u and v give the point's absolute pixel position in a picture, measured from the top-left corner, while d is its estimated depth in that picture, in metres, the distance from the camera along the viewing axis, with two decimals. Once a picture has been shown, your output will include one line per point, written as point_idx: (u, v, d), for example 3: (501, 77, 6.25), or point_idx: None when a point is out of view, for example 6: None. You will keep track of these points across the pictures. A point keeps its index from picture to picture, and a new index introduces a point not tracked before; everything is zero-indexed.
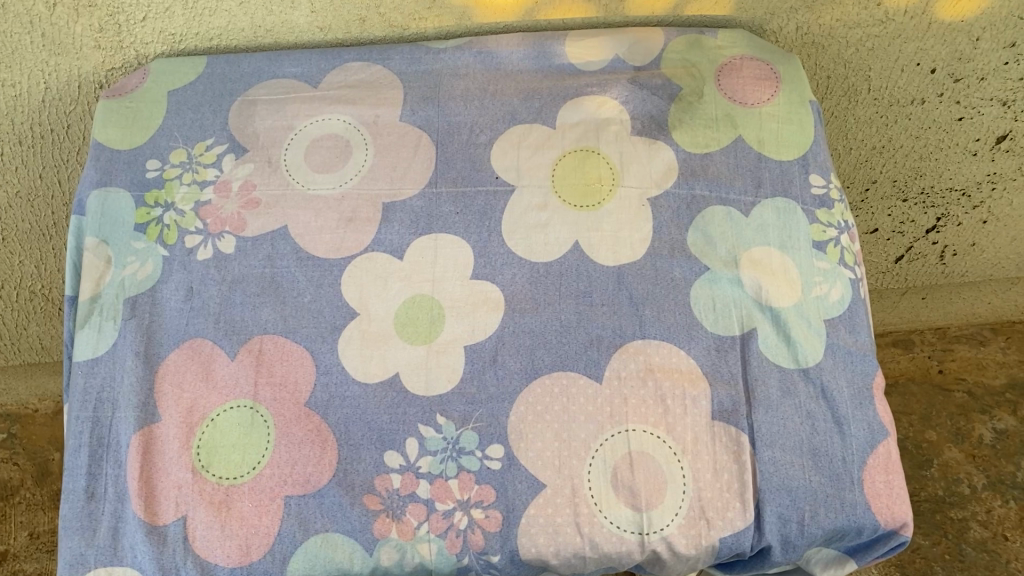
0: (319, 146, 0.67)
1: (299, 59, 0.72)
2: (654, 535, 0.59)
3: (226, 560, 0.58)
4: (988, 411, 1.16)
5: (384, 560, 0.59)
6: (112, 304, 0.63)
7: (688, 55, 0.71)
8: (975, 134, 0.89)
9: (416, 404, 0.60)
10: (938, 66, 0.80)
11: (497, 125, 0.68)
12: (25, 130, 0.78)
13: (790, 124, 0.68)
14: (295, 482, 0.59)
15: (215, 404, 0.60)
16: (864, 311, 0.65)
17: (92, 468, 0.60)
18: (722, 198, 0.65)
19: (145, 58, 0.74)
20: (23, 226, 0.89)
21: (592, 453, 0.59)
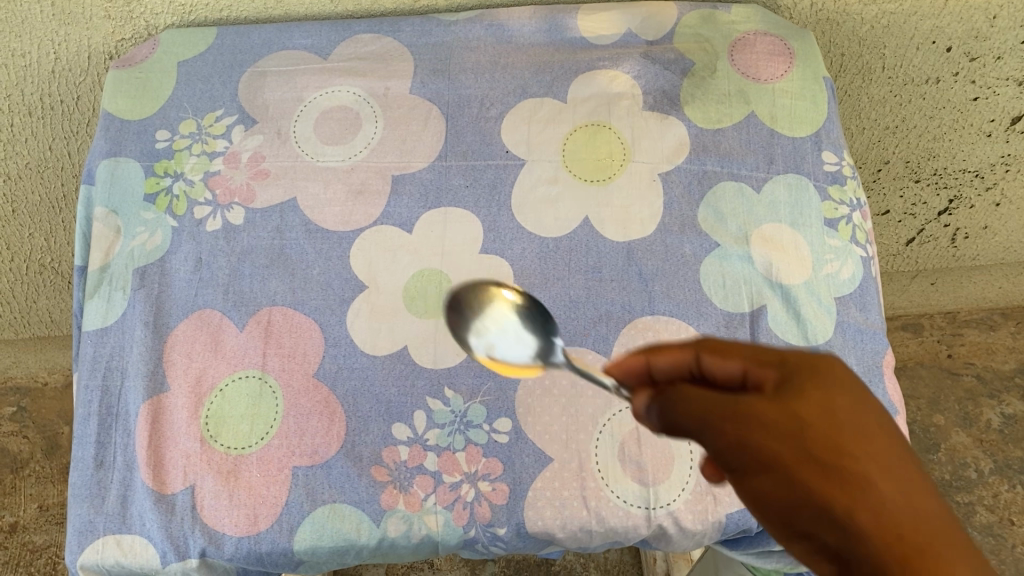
0: (329, 118, 0.67)
1: (309, 31, 0.71)
2: (661, 510, 0.58)
3: (234, 530, 0.57)
4: (996, 395, 1.16)
5: (391, 532, 0.58)
6: (121, 274, 0.64)
7: (701, 30, 0.70)
8: (990, 115, 0.88)
9: (424, 377, 0.60)
10: (953, 45, 0.79)
11: (509, 98, 0.67)
12: (35, 101, 0.78)
13: (804, 101, 0.67)
14: (303, 453, 0.58)
15: (223, 374, 0.60)
16: (875, 290, 0.65)
17: (101, 437, 0.60)
18: (733, 174, 0.65)
19: (154, 29, 0.74)
20: (32, 198, 0.89)
21: (600, 428, 0.59)
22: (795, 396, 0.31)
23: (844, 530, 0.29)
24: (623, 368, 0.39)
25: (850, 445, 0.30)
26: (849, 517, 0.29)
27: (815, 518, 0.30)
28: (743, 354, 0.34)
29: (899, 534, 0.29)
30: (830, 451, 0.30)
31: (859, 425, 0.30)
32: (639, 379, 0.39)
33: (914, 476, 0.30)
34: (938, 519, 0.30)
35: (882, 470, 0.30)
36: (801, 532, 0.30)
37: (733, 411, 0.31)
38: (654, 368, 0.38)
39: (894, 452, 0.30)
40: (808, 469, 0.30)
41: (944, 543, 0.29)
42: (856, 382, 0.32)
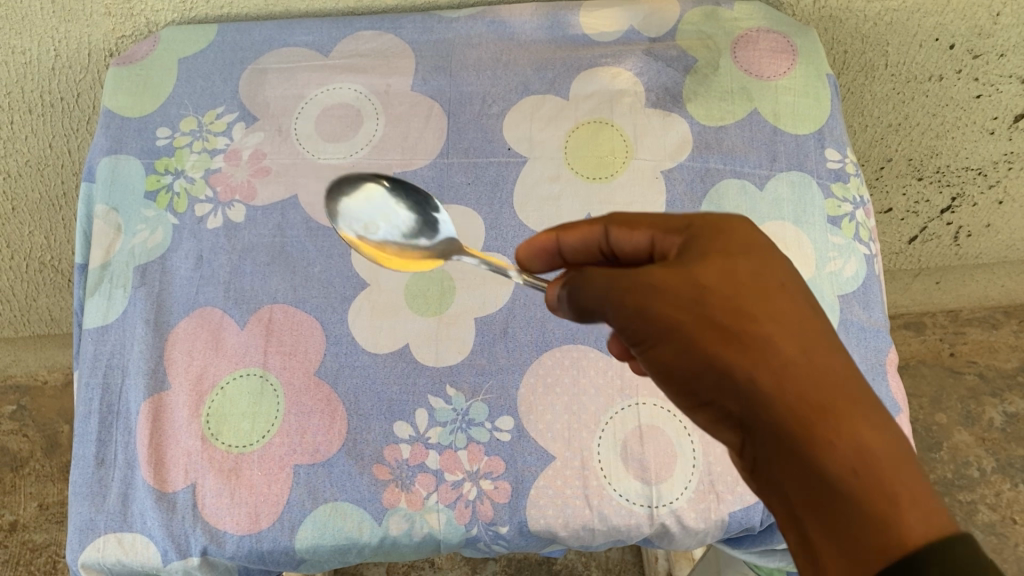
0: (329, 115, 0.67)
1: (310, 27, 0.71)
2: (664, 509, 0.57)
3: (236, 528, 0.57)
4: (999, 394, 1.15)
5: (393, 530, 0.57)
6: (121, 271, 0.63)
7: (704, 27, 0.69)
8: (993, 112, 0.87)
9: (426, 375, 0.60)
10: (956, 42, 0.79)
11: (511, 95, 0.67)
12: (35, 98, 0.78)
13: (807, 98, 0.67)
14: (305, 451, 0.58)
15: (224, 372, 0.60)
16: (878, 288, 0.64)
17: (101, 435, 0.60)
18: (736, 171, 0.65)
19: (155, 26, 0.73)
20: (32, 196, 0.88)
21: (602, 426, 0.59)
22: (695, 268, 0.36)
23: (743, 388, 0.34)
24: (534, 248, 0.47)
25: (744, 308, 0.35)
26: (746, 375, 0.34)
27: (718, 381, 0.34)
28: (647, 225, 0.41)
29: (795, 390, 0.33)
30: (723, 315, 0.35)
31: (757, 290, 0.35)
32: (550, 255, 0.47)
33: (811, 333, 0.34)
34: (841, 376, 0.33)
35: (779, 331, 0.34)
36: (707, 395, 0.35)
37: (635, 283, 0.36)
38: (565, 242, 0.45)
39: (791, 314, 0.35)
40: (701, 331, 0.35)
41: (850, 400, 0.33)
42: (762, 253, 0.37)
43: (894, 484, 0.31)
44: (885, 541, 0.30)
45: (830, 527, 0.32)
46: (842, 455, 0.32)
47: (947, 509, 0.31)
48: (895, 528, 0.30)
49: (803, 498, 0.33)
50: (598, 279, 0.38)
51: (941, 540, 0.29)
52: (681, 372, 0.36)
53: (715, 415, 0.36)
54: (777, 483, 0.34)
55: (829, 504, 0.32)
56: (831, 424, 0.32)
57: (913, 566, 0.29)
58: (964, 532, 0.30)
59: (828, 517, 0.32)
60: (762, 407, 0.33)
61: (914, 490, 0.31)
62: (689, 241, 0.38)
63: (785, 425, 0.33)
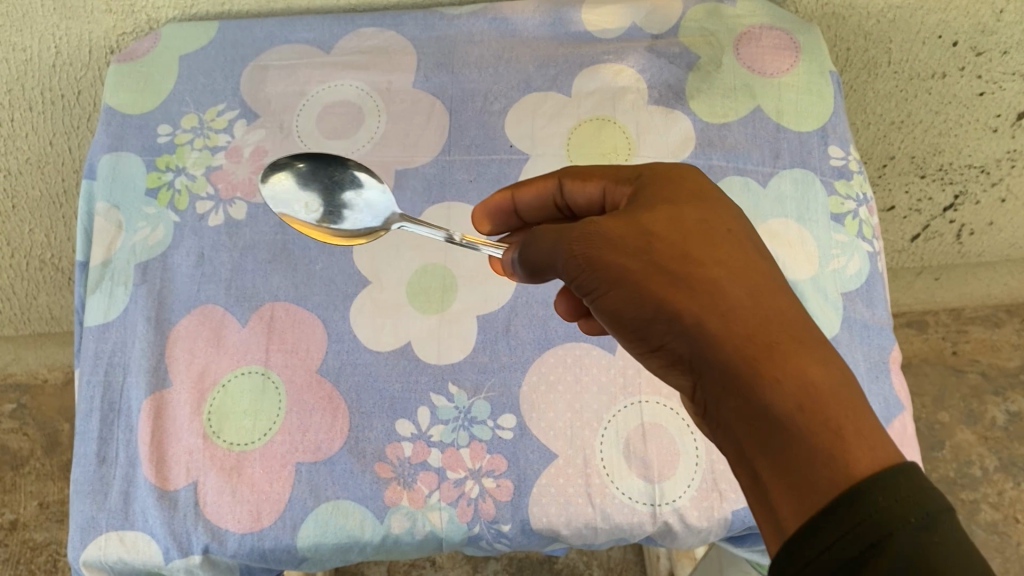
0: (331, 113, 0.67)
1: (312, 24, 0.70)
2: (666, 507, 0.57)
3: (237, 526, 0.57)
4: (1002, 393, 1.15)
5: (394, 528, 0.57)
6: (122, 269, 0.63)
7: (707, 24, 0.69)
8: (996, 110, 0.87)
9: (428, 372, 0.60)
10: (960, 39, 0.79)
11: (513, 92, 0.67)
12: (35, 96, 0.78)
13: (811, 95, 0.67)
14: (307, 449, 0.58)
15: (225, 370, 0.60)
16: (882, 285, 0.64)
17: (102, 432, 0.60)
18: (738, 168, 0.64)
19: (156, 23, 0.73)
20: (33, 193, 0.88)
21: (604, 424, 0.59)
22: (648, 222, 0.42)
23: (689, 328, 0.38)
24: (492, 206, 0.55)
25: (694, 258, 0.40)
26: (692, 315, 0.38)
27: (669, 322, 0.39)
28: (595, 179, 0.49)
29: (737, 327, 0.37)
30: (673, 262, 0.40)
31: (706, 241, 0.40)
32: (508, 210, 0.55)
33: (753, 276, 0.39)
34: (783, 318, 0.37)
35: (727, 279, 0.39)
36: (661, 338, 0.40)
37: (596, 238, 0.42)
38: (528, 196, 0.53)
39: (742, 266, 0.39)
40: (650, 277, 0.40)
41: (793, 339, 0.36)
42: (718, 217, 0.42)
43: (836, 417, 0.33)
44: (833, 474, 0.32)
45: (776, 462, 0.34)
46: (790, 388, 0.34)
47: (893, 443, 0.33)
48: (843, 460, 0.32)
49: (748, 434, 0.35)
50: (563, 236, 0.43)
51: (879, 474, 0.31)
52: (637, 316, 0.40)
53: (669, 358, 0.40)
54: (725, 422, 0.36)
55: (775, 437, 0.34)
56: (777, 361, 0.35)
57: (858, 497, 0.31)
58: (909, 463, 0.32)
59: (774, 450, 0.34)
60: (706, 345, 0.37)
61: (859, 423, 0.33)
62: (645, 194, 0.44)
63: (731, 361, 0.36)
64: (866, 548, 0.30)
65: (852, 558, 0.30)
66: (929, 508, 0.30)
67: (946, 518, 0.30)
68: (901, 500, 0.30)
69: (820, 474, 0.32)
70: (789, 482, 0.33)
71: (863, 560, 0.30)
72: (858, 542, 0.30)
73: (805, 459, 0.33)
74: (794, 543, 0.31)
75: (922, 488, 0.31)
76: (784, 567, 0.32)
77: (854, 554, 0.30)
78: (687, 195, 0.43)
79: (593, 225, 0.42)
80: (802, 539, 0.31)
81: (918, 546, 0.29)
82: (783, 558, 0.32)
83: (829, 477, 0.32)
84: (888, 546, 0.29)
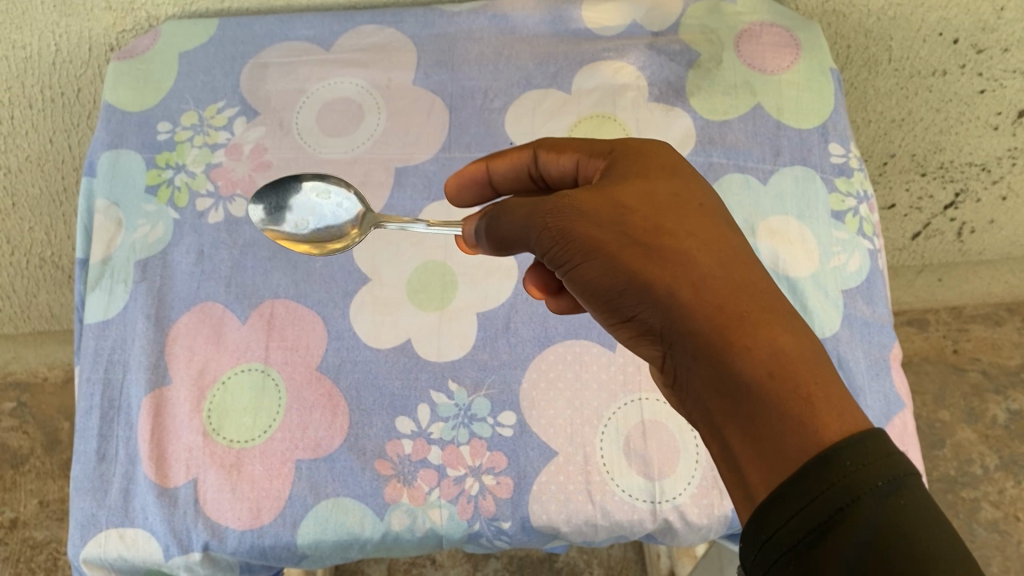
0: (331, 110, 0.67)
1: (312, 22, 0.70)
2: (666, 504, 0.57)
3: (237, 524, 0.57)
4: (1002, 391, 1.15)
5: (394, 525, 0.57)
6: (122, 266, 0.63)
7: (707, 21, 0.69)
8: (996, 108, 0.87)
9: (428, 370, 0.60)
10: (960, 37, 0.78)
11: (513, 89, 0.67)
12: (35, 93, 0.78)
13: (811, 92, 0.67)
14: (307, 446, 0.58)
15: (225, 367, 0.60)
16: (882, 283, 0.64)
17: (102, 430, 0.60)
18: (739, 165, 0.64)
19: (155, 20, 0.73)
20: (33, 191, 0.88)
21: (604, 421, 0.58)
22: (620, 194, 0.42)
23: (660, 299, 0.38)
24: (464, 177, 0.53)
25: (665, 230, 0.40)
26: (664, 285, 0.38)
27: (641, 293, 0.39)
28: (570, 152, 0.47)
29: (707, 298, 0.37)
30: (645, 234, 0.40)
31: (676, 214, 0.41)
32: (479, 183, 0.53)
33: (722, 249, 0.39)
34: (753, 288, 0.37)
35: (698, 251, 0.39)
36: (632, 309, 0.40)
37: (569, 211, 0.42)
38: (499, 170, 0.51)
39: (712, 238, 0.40)
40: (623, 248, 0.40)
41: (762, 310, 0.36)
42: (689, 191, 0.42)
43: (804, 384, 0.34)
44: (802, 440, 0.32)
45: (745, 430, 0.34)
46: (760, 355, 0.34)
47: (860, 410, 0.33)
48: (813, 427, 0.32)
49: (718, 402, 0.36)
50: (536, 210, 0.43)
51: (847, 440, 0.31)
52: (608, 288, 0.41)
53: (640, 329, 0.40)
54: (696, 392, 0.37)
55: (744, 406, 0.34)
56: (746, 331, 0.35)
57: (826, 462, 0.31)
58: (876, 428, 0.32)
59: (744, 418, 0.34)
60: (677, 315, 0.37)
61: (828, 390, 0.34)
62: (617, 166, 0.44)
63: (701, 331, 0.36)
64: (834, 513, 0.30)
65: (820, 523, 0.30)
66: (897, 472, 0.31)
67: (914, 481, 0.31)
68: (869, 464, 0.31)
69: (789, 440, 0.33)
70: (759, 449, 0.34)
71: (831, 524, 0.30)
72: (826, 508, 0.30)
73: (775, 426, 0.33)
74: (764, 509, 0.32)
75: (890, 452, 0.31)
76: (756, 534, 0.32)
77: (821, 519, 0.30)
78: (659, 169, 0.43)
79: (566, 198, 0.42)
80: (772, 504, 0.32)
81: (884, 510, 0.30)
82: (757, 522, 0.32)
83: (798, 444, 0.32)
84: (854, 511, 0.30)
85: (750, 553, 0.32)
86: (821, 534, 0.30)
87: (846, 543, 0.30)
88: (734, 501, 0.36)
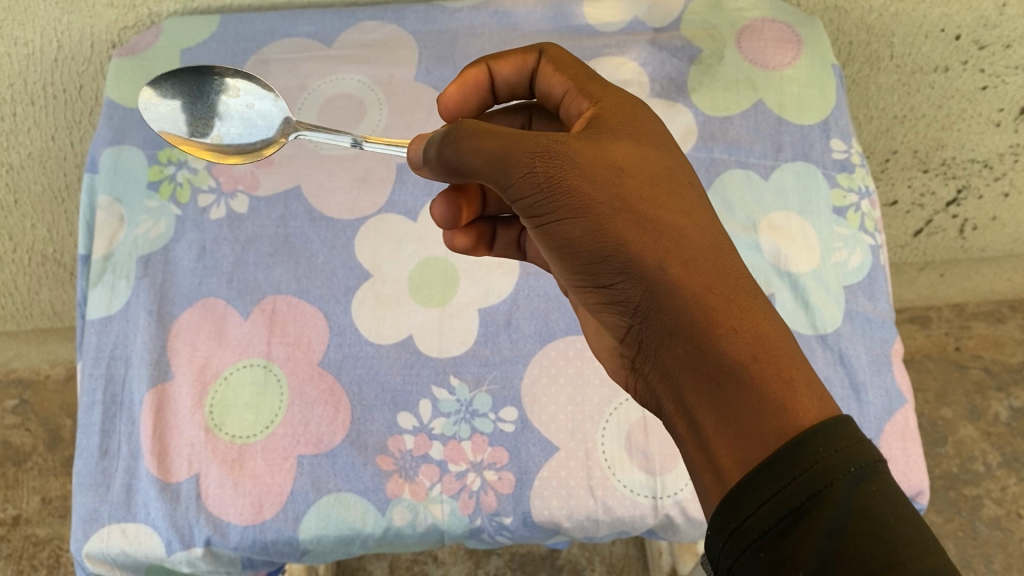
0: (333, 106, 0.67)
1: (314, 18, 0.71)
2: (668, 500, 0.57)
3: (239, 519, 0.57)
4: (1005, 388, 1.15)
5: (396, 521, 0.57)
6: (125, 262, 0.63)
7: (708, 17, 0.69)
8: (999, 104, 0.86)
9: (429, 365, 0.60)
10: (962, 33, 0.78)
11: None
12: (38, 91, 0.78)
13: (813, 88, 0.67)
14: (308, 442, 0.58)
15: (228, 362, 0.60)
16: (884, 278, 0.64)
17: (105, 425, 0.60)
18: (741, 161, 0.65)
19: (157, 17, 0.74)
20: (34, 188, 0.88)
21: (606, 417, 0.58)
22: (616, 159, 0.41)
23: (648, 272, 0.39)
24: (467, 83, 0.54)
25: (658, 203, 0.40)
26: (655, 259, 0.39)
27: (628, 263, 0.39)
28: (566, 74, 0.49)
29: (697, 279, 0.38)
30: (639, 205, 0.40)
31: (668, 190, 0.41)
32: (483, 89, 0.54)
33: (709, 232, 0.40)
34: (738, 274, 0.39)
35: (691, 231, 0.40)
36: (614, 277, 0.40)
37: (564, 162, 0.40)
38: (497, 74, 0.53)
39: (699, 219, 0.41)
40: (616, 215, 0.40)
41: (748, 296, 0.38)
42: (678, 168, 0.43)
43: (787, 369, 0.35)
44: (781, 424, 0.34)
45: (722, 408, 0.35)
46: (748, 340, 0.36)
47: (830, 397, 0.35)
48: (791, 412, 0.34)
49: (692, 378, 0.37)
50: (515, 150, 0.41)
51: (823, 424, 0.33)
52: (591, 251, 0.40)
53: (615, 297, 0.41)
54: (669, 365, 0.38)
55: (727, 384, 0.35)
56: (735, 316, 0.37)
57: (802, 446, 0.33)
58: (845, 415, 0.34)
59: (720, 395, 0.35)
60: (663, 291, 0.38)
61: (808, 376, 0.35)
62: (606, 126, 0.44)
63: (689, 310, 0.37)
64: (809, 497, 0.32)
65: (794, 508, 0.32)
66: (867, 458, 0.33)
67: (881, 469, 0.33)
68: (841, 450, 0.32)
69: (769, 424, 0.34)
70: (735, 430, 0.35)
71: (805, 509, 0.32)
72: (801, 492, 0.32)
73: (756, 406, 0.34)
74: (737, 496, 0.33)
75: (858, 439, 0.33)
76: (727, 520, 0.33)
77: (795, 505, 0.32)
78: (649, 141, 0.44)
79: (556, 145, 0.41)
80: (745, 489, 0.33)
81: (856, 495, 0.32)
82: (727, 511, 0.34)
83: (777, 427, 0.34)
84: (828, 496, 0.32)
85: (719, 538, 0.34)
86: (795, 519, 0.32)
87: (820, 529, 0.31)
88: (692, 475, 0.38)
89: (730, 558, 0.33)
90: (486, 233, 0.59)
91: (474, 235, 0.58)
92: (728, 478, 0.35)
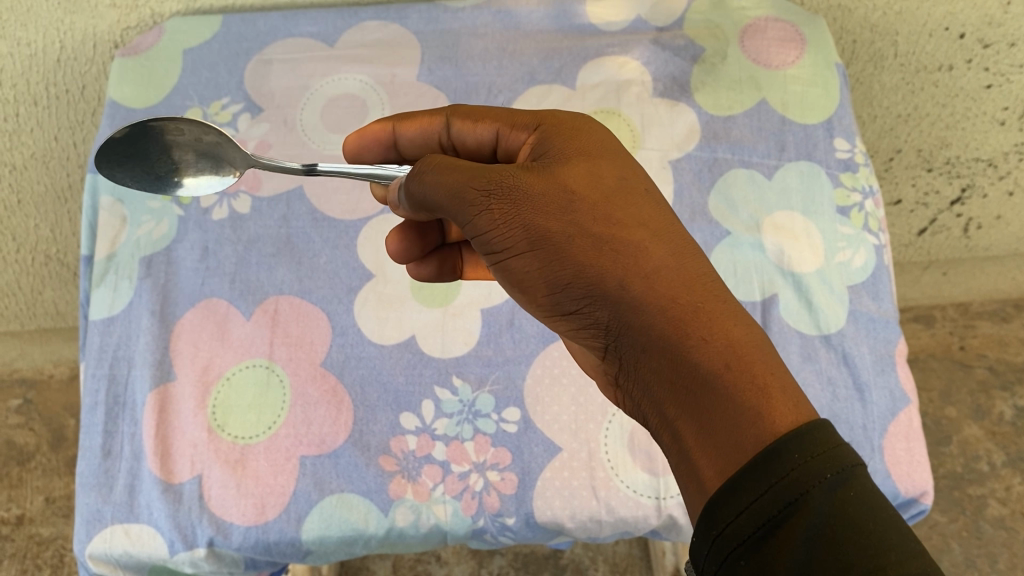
0: (335, 107, 0.67)
1: (316, 18, 0.70)
2: (671, 500, 0.57)
3: (241, 520, 0.57)
4: (1009, 388, 1.15)
5: (399, 521, 0.57)
6: (128, 262, 0.63)
7: (711, 16, 0.69)
8: (1003, 103, 0.86)
9: (432, 366, 0.60)
10: (967, 31, 0.78)
11: (517, 85, 0.67)
12: (40, 91, 0.78)
13: (816, 87, 0.66)
14: (311, 442, 0.58)
15: (230, 363, 0.60)
16: (888, 278, 0.63)
17: (108, 426, 0.60)
18: (744, 160, 0.64)
19: (160, 17, 0.74)
20: (38, 188, 0.88)
21: (609, 418, 0.58)
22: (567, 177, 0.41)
23: (613, 292, 0.39)
24: (367, 136, 0.53)
25: (615, 220, 0.40)
26: (617, 278, 0.39)
27: (590, 287, 0.39)
28: (490, 120, 0.48)
29: (663, 290, 0.38)
30: (597, 223, 0.40)
31: (624, 202, 0.41)
32: (381, 145, 0.53)
33: (671, 240, 0.40)
34: (703, 279, 0.39)
35: (651, 241, 0.40)
36: (577, 302, 0.40)
37: (515, 193, 0.41)
38: (403, 133, 0.52)
39: (660, 226, 0.41)
40: (574, 239, 0.40)
41: (715, 300, 0.38)
42: (635, 175, 0.43)
43: (759, 373, 0.35)
44: (760, 432, 0.33)
45: (699, 422, 0.35)
46: (716, 349, 0.36)
47: (807, 401, 0.35)
48: (765, 418, 0.34)
49: (670, 394, 0.36)
50: (466, 183, 0.41)
51: (798, 430, 0.33)
52: (554, 280, 0.40)
53: (582, 322, 0.40)
54: (644, 385, 0.38)
55: (701, 398, 0.35)
56: (703, 324, 0.36)
57: (777, 454, 0.32)
58: (823, 418, 0.33)
59: (699, 408, 0.35)
60: (630, 308, 0.38)
61: (782, 380, 0.35)
62: (555, 150, 0.43)
63: (656, 323, 0.37)
64: (785, 506, 0.32)
65: (771, 517, 0.32)
66: (844, 463, 0.33)
67: (859, 473, 0.33)
68: (818, 456, 0.32)
69: (747, 432, 0.34)
70: (715, 442, 0.34)
71: (782, 517, 0.32)
72: (777, 501, 0.32)
73: (733, 417, 0.34)
74: (715, 504, 0.33)
75: (835, 444, 0.33)
76: (708, 528, 0.33)
77: (772, 514, 0.32)
78: (600, 152, 0.43)
79: (505, 177, 0.41)
80: (723, 497, 0.33)
81: (832, 503, 0.32)
82: (707, 519, 0.33)
83: (756, 435, 0.33)
84: (805, 504, 0.32)
85: (701, 547, 0.34)
86: (772, 528, 0.32)
87: (797, 535, 0.31)
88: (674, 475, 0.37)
89: (712, 566, 0.33)
90: (451, 258, 0.58)
91: (434, 263, 0.58)
92: (709, 486, 0.34)
